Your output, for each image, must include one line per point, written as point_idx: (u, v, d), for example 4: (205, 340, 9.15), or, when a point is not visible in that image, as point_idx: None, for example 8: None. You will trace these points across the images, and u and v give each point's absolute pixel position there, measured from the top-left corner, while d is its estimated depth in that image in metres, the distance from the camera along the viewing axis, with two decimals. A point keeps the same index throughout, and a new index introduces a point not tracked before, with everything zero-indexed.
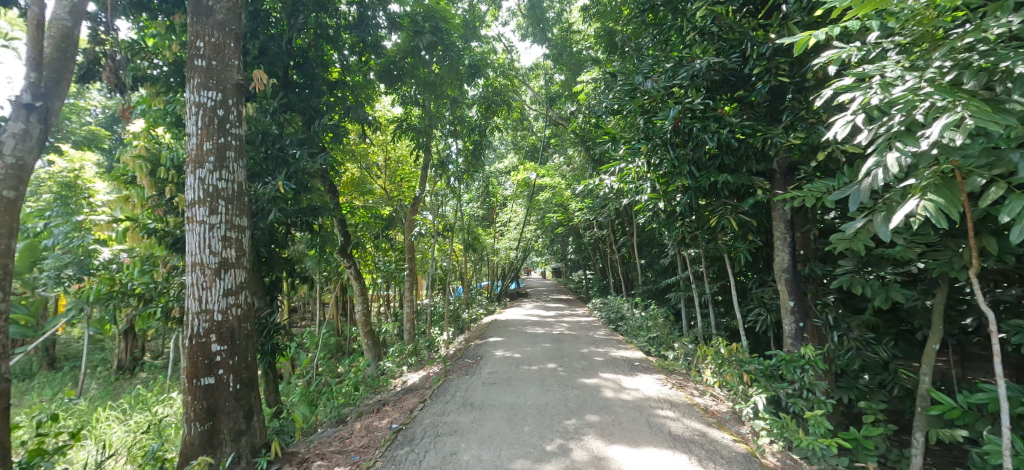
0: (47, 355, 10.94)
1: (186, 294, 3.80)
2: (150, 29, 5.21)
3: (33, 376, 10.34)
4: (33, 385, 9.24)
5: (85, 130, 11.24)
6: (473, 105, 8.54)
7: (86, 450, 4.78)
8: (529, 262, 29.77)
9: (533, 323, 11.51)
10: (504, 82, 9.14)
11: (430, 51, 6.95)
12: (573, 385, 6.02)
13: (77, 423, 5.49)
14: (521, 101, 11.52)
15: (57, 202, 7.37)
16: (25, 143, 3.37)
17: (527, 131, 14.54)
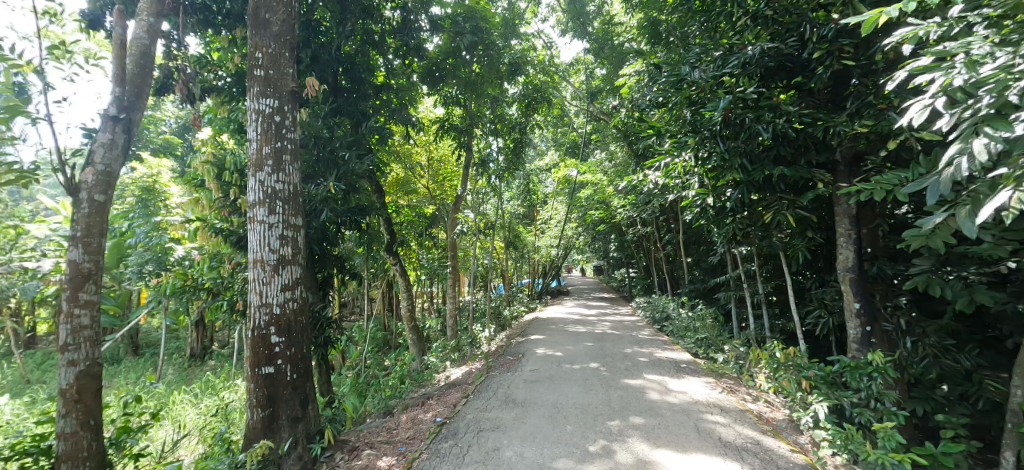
0: (132, 342, 12.14)
1: (249, 289, 4.09)
2: (215, 43, 5.62)
3: (120, 361, 11.53)
4: (121, 369, 10.29)
5: (161, 138, 12.35)
6: (513, 102, 8.54)
7: (164, 429, 5.28)
8: (570, 260, 29.49)
9: (575, 322, 11.39)
10: (544, 78, 9.08)
11: (471, 51, 7.07)
12: (616, 386, 5.91)
13: (156, 405, 6.07)
14: (562, 97, 11.43)
15: (139, 205, 8.16)
16: (112, 151, 3.72)
17: (569, 127, 14.41)
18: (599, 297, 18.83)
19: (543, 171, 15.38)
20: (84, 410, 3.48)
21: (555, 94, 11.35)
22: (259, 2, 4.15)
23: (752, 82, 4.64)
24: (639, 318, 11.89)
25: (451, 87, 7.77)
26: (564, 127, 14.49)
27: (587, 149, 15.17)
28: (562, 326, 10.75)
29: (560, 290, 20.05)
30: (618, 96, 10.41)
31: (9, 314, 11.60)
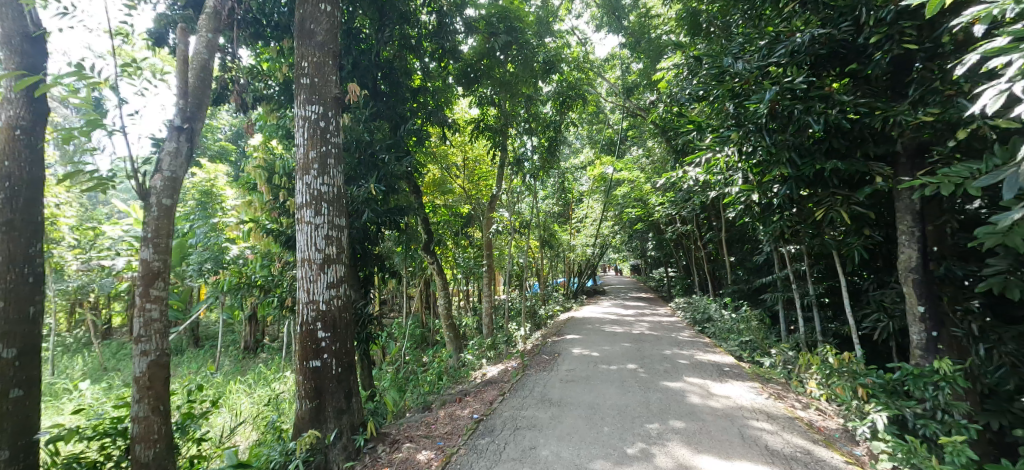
0: (193, 335, 13.06)
1: (298, 286, 4.31)
2: (265, 55, 5.97)
3: (184, 351, 12.47)
4: (183, 360, 11.10)
5: (218, 145, 13.25)
6: (548, 101, 8.50)
7: (222, 416, 5.68)
8: (607, 258, 29.01)
9: (612, 322, 11.17)
10: (580, 74, 8.97)
11: (505, 51, 7.16)
12: (655, 388, 5.77)
13: (216, 393, 6.55)
14: (596, 94, 11.28)
15: (199, 208, 8.79)
16: (176, 159, 3.98)
17: (605, 124, 14.19)
18: (637, 297, 18.41)
19: (577, 169, 15.20)
20: (155, 396, 3.75)
21: (589, 91, 11.19)
22: (304, 14, 4.35)
23: (801, 72, 4.40)
24: (678, 319, 11.53)
25: (486, 88, 7.83)
26: (600, 124, 14.28)
27: (624, 146, 14.84)
28: (598, 326, 10.56)
29: (595, 290, 19.76)
30: (655, 90, 10.13)
31: (89, 307, 12.77)
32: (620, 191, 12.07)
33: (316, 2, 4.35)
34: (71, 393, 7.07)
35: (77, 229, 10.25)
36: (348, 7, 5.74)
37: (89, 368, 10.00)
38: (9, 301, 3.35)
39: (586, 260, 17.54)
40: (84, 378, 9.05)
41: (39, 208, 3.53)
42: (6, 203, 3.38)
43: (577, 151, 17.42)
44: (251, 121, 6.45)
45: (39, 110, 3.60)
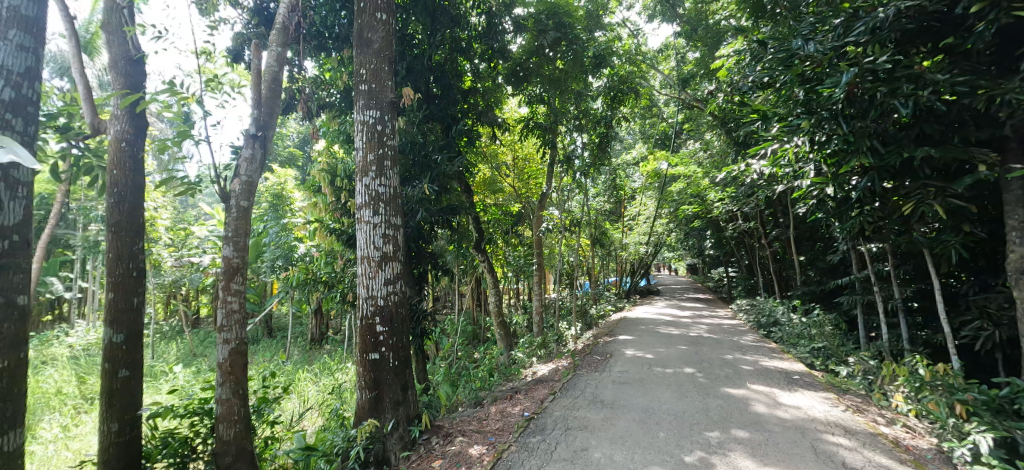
0: (267, 326, 14.22)
1: (358, 282, 4.54)
2: (328, 65, 6.36)
3: (259, 341, 13.61)
4: (259, 348, 12.12)
5: (287, 151, 14.32)
6: (598, 96, 8.36)
7: (291, 402, 6.14)
8: (661, 256, 27.99)
9: (667, 323, 10.74)
10: (632, 67, 8.69)
11: (555, 48, 7.10)
12: (716, 394, 5.47)
13: (287, 380, 7.10)
14: (649, 87, 10.89)
15: (272, 210, 9.55)
16: (251, 165, 4.29)
17: (659, 117, 13.68)
18: (694, 298, 17.59)
19: (629, 165, 14.77)
20: (235, 380, 4.05)
21: (642, 84, 10.84)
22: (362, 24, 4.57)
23: (884, 50, 3.96)
24: (740, 321, 10.88)
25: (535, 86, 7.84)
26: (654, 118, 13.77)
27: (681, 140, 14.22)
28: (653, 327, 10.17)
29: (649, 290, 19.12)
30: (714, 80, 9.58)
31: (181, 299, 14.27)
32: (675, 187, 11.54)
33: (373, 12, 4.56)
34: (167, 375, 7.94)
35: (172, 229, 11.47)
36: (403, 14, 5.99)
37: (181, 353, 11.20)
38: (118, 292, 3.81)
39: (639, 259, 17.00)
40: (178, 362, 10.14)
41: (141, 210, 3.99)
42: (115, 207, 3.85)
43: (629, 147, 16.92)
44: (316, 128, 6.90)
45: (140, 124, 4.04)
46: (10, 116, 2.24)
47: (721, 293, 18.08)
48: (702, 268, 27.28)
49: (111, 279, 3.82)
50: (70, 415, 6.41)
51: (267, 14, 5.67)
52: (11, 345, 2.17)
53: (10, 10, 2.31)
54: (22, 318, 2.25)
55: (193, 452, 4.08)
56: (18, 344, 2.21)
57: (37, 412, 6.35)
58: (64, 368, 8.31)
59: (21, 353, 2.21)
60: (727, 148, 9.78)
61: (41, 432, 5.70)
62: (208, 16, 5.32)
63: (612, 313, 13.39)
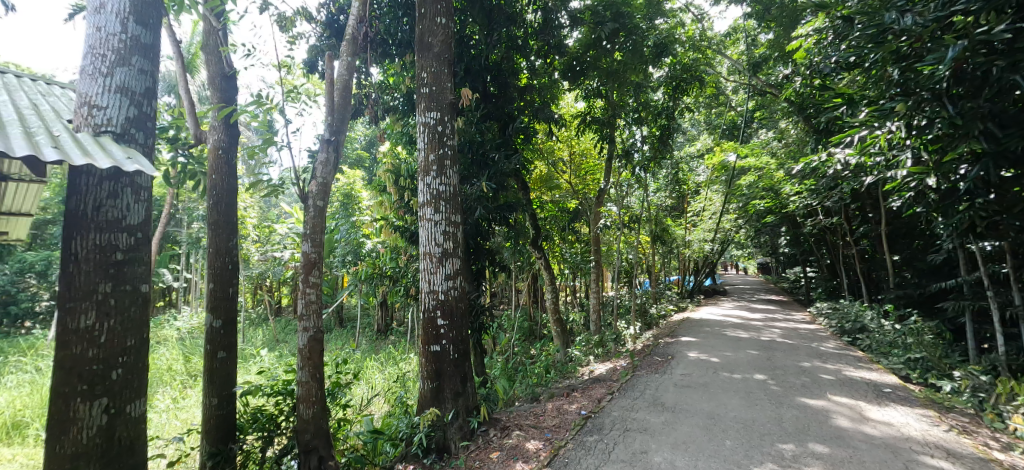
0: (339, 316, 15.30)
1: (421, 277, 4.74)
2: (392, 70, 6.71)
3: (332, 329, 14.71)
4: (332, 337, 13.08)
5: (357, 154, 15.33)
6: (659, 87, 8.15)
7: (360, 388, 6.59)
8: (728, 255, 26.41)
9: (735, 326, 10.06)
10: (696, 55, 8.29)
11: (612, 40, 6.97)
12: (791, 404, 5.05)
13: (356, 367, 7.62)
14: (715, 74, 10.33)
15: (343, 208, 10.27)
16: (326, 168, 4.48)
17: (727, 106, 12.93)
18: (765, 299, 16.35)
19: (694, 158, 14.06)
20: (313, 365, 4.24)
21: (707, 72, 10.31)
22: (423, 29, 4.75)
23: (1001, 18, 3.43)
24: (819, 326, 9.93)
25: (593, 80, 7.72)
26: (721, 107, 13.06)
27: (753, 130, 13.34)
28: (719, 329, 9.58)
29: (715, 290, 18.09)
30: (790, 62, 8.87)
31: (266, 290, 15.75)
32: (744, 181, 10.84)
33: (433, 17, 4.72)
34: (254, 357, 8.85)
35: (258, 227, 12.70)
36: (461, 16, 6.23)
37: (267, 338, 12.40)
38: (217, 282, 4.29)
39: (704, 258, 16.11)
40: (264, 346, 11.23)
41: (234, 210, 4.44)
42: (214, 207, 4.34)
43: (693, 139, 16.11)
44: (381, 130, 7.30)
45: (233, 133, 4.48)
46: (134, 131, 2.99)
47: (797, 295, 16.65)
48: (776, 268, 25.37)
49: (212, 271, 4.31)
50: (177, 389, 7.34)
51: (338, 26, 6.08)
52: (136, 327, 2.80)
53: (132, 39, 2.98)
54: (144, 303, 2.90)
55: (279, 427, 4.43)
56: (142, 324, 2.86)
57: (153, 385, 7.37)
58: (174, 347, 9.53)
59: (144, 332, 2.87)
60: (805, 137, 9.17)
61: (155, 403, 6.59)
62: (288, 32, 5.79)
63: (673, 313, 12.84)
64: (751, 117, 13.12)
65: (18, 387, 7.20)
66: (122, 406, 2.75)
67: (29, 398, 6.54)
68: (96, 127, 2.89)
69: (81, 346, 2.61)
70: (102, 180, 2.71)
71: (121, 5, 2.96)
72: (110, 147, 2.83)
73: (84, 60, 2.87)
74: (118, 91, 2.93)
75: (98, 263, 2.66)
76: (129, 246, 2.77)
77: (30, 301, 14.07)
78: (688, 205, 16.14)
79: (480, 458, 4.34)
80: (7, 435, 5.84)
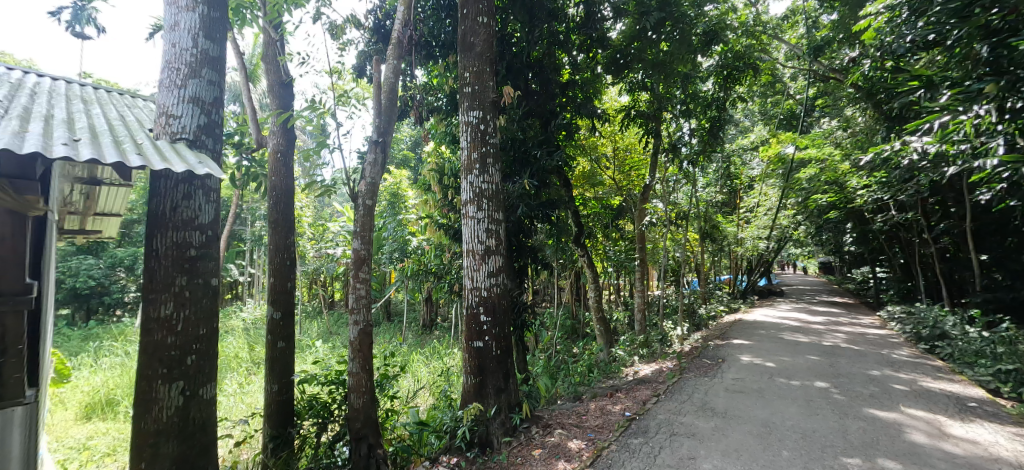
0: (387, 311, 15.91)
1: (464, 274, 4.82)
2: (435, 72, 6.88)
3: (381, 323, 15.34)
4: (381, 331, 13.63)
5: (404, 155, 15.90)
6: (708, 77, 7.93)
7: (407, 380, 6.85)
8: (786, 254, 24.87)
9: (794, 329, 9.43)
10: (749, 41, 7.88)
11: (658, 29, 6.72)
12: (857, 415, 4.67)
13: (403, 361, 7.91)
14: (770, 61, 9.78)
15: (390, 206, 10.69)
16: (375, 168, 4.59)
17: (784, 94, 12.20)
18: (827, 301, 15.25)
19: (746, 151, 13.37)
20: (363, 357, 4.38)
21: (761, 59, 9.77)
22: (466, 29, 4.81)
23: None
24: (890, 331, 9.11)
25: (638, 72, 7.52)
26: (778, 95, 12.32)
27: (813, 120, 12.49)
28: (775, 332, 9.01)
29: (770, 290, 17.08)
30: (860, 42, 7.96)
31: (321, 285, 16.66)
32: (803, 174, 10.11)
33: (475, 16, 4.77)
34: (310, 348, 9.40)
35: (314, 225, 13.44)
36: (502, 14, 6.25)
37: (322, 330, 13.12)
38: (277, 276, 4.59)
39: (758, 257, 15.25)
40: (320, 338, 11.90)
41: (292, 209, 4.73)
42: (274, 207, 4.64)
43: (745, 131, 15.28)
44: (425, 131, 7.50)
45: (290, 137, 4.76)
46: (205, 137, 3.27)
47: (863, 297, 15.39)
48: (839, 267, 23.67)
49: (273, 266, 4.63)
50: (243, 375, 7.94)
51: (384, 31, 6.31)
52: (207, 317, 3.06)
53: (202, 52, 3.25)
54: (215, 295, 3.15)
55: (332, 414, 4.62)
56: (212, 315, 3.11)
57: (222, 371, 8.03)
58: (240, 337, 10.32)
59: (214, 323, 3.12)
60: (875, 125, 8.63)
61: (223, 388, 7.16)
62: (338, 40, 6.08)
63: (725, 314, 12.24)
64: (811, 105, 12.27)
65: (110, 369, 8.07)
66: (196, 389, 3.01)
67: (120, 378, 7.32)
68: (172, 134, 3.19)
69: (161, 333, 2.89)
70: (177, 182, 2.98)
71: (192, 22, 3.23)
72: (185, 153, 3.11)
73: (162, 75, 3.16)
74: (190, 101, 3.22)
75: (175, 259, 2.93)
76: (201, 243, 3.04)
77: (120, 292, 15.71)
78: (741, 200, 15.35)
79: (522, 455, 4.37)
80: (102, 411, 6.57)
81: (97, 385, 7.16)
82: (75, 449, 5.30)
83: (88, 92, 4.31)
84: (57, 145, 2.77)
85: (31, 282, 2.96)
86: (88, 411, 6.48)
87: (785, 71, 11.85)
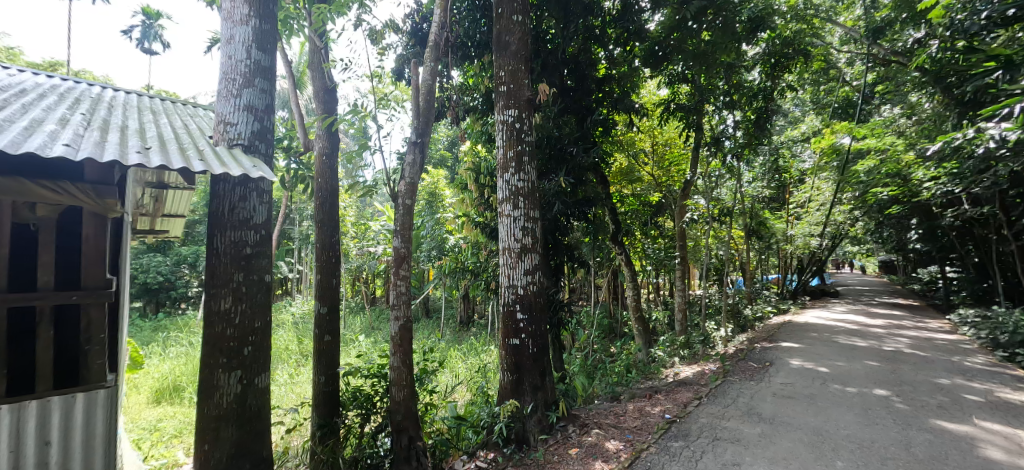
0: (426, 307, 16.29)
1: (501, 272, 4.85)
2: (471, 72, 6.96)
3: (422, 319, 15.76)
4: (420, 327, 14.01)
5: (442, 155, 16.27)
6: (754, 67, 7.61)
7: (445, 375, 7.03)
8: (843, 252, 23.33)
9: (851, 332, 8.83)
10: (799, 26, 7.47)
11: (700, 18, 6.48)
12: (922, 426, 4.31)
13: (441, 356, 8.11)
14: (823, 46, 9.21)
15: (428, 205, 10.97)
16: (413, 168, 4.63)
17: (839, 81, 11.46)
18: (890, 303, 14.12)
19: (796, 142, 12.64)
20: (404, 351, 4.40)
21: (813, 44, 9.21)
22: (500, 28, 4.83)
23: None
24: (962, 337, 8.33)
25: (677, 64, 7.32)
26: (832, 82, 11.58)
27: (873, 107, 11.58)
28: (829, 336, 8.45)
29: (824, 290, 16.05)
30: (924, 22, 7.95)
31: (365, 282, 17.33)
32: (861, 166, 9.43)
33: (510, 15, 4.78)
34: (354, 342, 9.82)
35: (357, 224, 14.00)
36: (537, 11, 6.24)
37: (365, 325, 13.65)
38: (323, 273, 4.80)
39: (811, 255, 14.39)
40: (363, 332, 12.39)
41: (336, 209, 4.94)
42: (320, 207, 4.87)
43: (797, 121, 14.39)
44: (462, 131, 7.61)
45: (334, 141, 4.95)
46: (258, 143, 3.49)
47: (930, 298, 14.19)
48: (902, 266, 22.01)
49: (320, 264, 4.85)
50: (293, 366, 8.42)
51: (421, 34, 6.47)
52: (261, 311, 3.26)
53: (255, 63, 3.46)
54: (268, 291, 3.35)
55: (375, 406, 4.76)
56: (266, 309, 3.31)
57: (274, 362, 8.54)
58: (290, 330, 10.93)
59: (268, 316, 3.32)
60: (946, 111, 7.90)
61: (275, 378, 7.62)
62: (378, 45, 6.27)
63: (773, 315, 11.62)
64: (871, 91, 11.42)
65: (177, 358, 8.78)
66: (252, 378, 3.22)
67: (185, 367, 7.96)
68: (229, 141, 3.43)
69: (221, 325, 3.11)
70: (234, 186, 3.19)
71: (246, 35, 3.44)
72: (240, 157, 3.33)
73: (220, 85, 3.40)
74: (245, 110, 3.44)
75: (233, 256, 3.15)
76: (255, 242, 3.25)
77: (184, 287, 17.01)
78: (792, 194, 14.53)
79: (558, 453, 4.35)
80: (169, 396, 7.17)
81: (166, 372, 7.83)
82: (148, 431, 5.84)
83: (157, 104, 4.69)
84: (131, 153, 3.04)
85: (111, 278, 3.27)
86: (158, 396, 7.10)
87: (840, 56, 11.13)
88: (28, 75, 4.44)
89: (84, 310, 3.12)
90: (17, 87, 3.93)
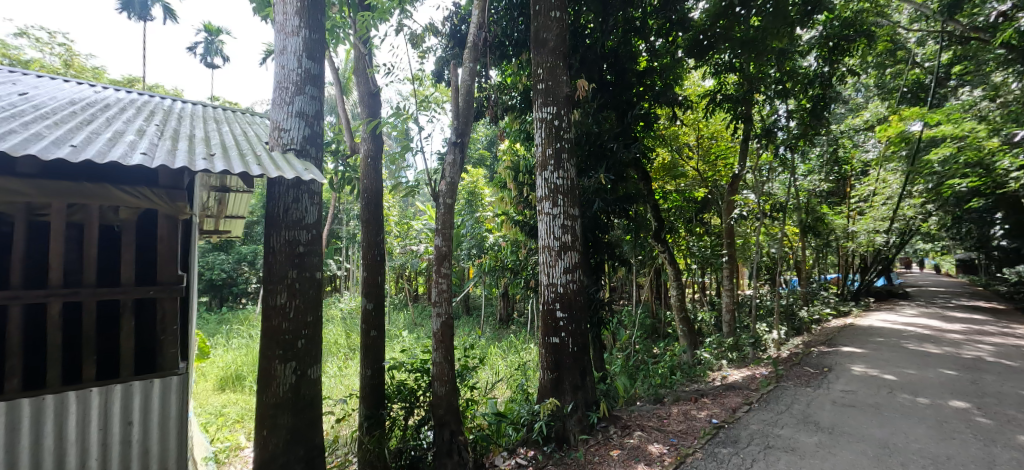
0: (466, 305, 16.59)
1: (540, 270, 4.83)
2: (508, 70, 6.97)
3: (464, 316, 16.06)
4: (462, 324, 14.28)
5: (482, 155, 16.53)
6: (809, 52, 7.18)
7: (485, 371, 7.15)
8: (916, 252, 21.38)
9: (924, 336, 8.10)
10: (859, 6, 7.01)
11: (748, 4, 6.20)
12: (1008, 443, 3.88)
13: (481, 352, 8.25)
14: (888, 26, 8.51)
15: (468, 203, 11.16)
16: (454, 168, 4.65)
17: (908, 63, 10.57)
18: (969, 306, 12.84)
19: (859, 131, 11.77)
20: (445, 348, 4.45)
21: (878, 24, 8.55)
22: (538, 25, 4.80)
23: None
24: None
25: (724, 54, 7.08)
26: (900, 65, 10.66)
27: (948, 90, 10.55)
28: (897, 340, 7.82)
29: (891, 291, 14.81)
30: None
31: (409, 279, 17.89)
32: (935, 155, 8.66)
33: (547, 12, 4.75)
34: (398, 338, 10.19)
35: (401, 224, 14.48)
36: (575, 7, 6.19)
37: (408, 321, 14.09)
38: (369, 270, 4.98)
39: (876, 254, 13.33)
40: (407, 328, 12.83)
41: (381, 209, 5.11)
42: (366, 208, 5.04)
43: (858, 109, 13.35)
44: (500, 130, 7.66)
45: (377, 142, 5.11)
46: (309, 147, 3.68)
47: (1016, 302, 12.77)
48: (984, 265, 19.92)
49: (365, 261, 5.03)
50: (341, 359, 8.86)
51: (459, 35, 6.58)
52: (312, 307, 3.43)
53: (305, 72, 3.64)
54: (319, 287, 3.52)
55: (418, 400, 4.84)
56: (317, 304, 3.48)
57: (325, 355, 9.04)
58: (339, 325, 11.48)
59: (319, 312, 3.50)
60: None
61: (325, 370, 8.06)
62: (419, 48, 6.41)
63: (833, 318, 10.88)
64: (946, 73, 10.46)
65: (238, 349, 9.48)
66: (306, 369, 3.41)
67: (245, 357, 8.58)
68: (283, 146, 3.64)
69: (277, 319, 3.31)
70: (289, 189, 3.38)
71: (296, 45, 3.62)
72: (293, 161, 3.52)
73: (275, 94, 3.60)
74: (297, 116, 3.65)
75: (287, 255, 3.35)
76: (308, 240, 3.43)
77: (244, 283, 18.30)
78: (854, 188, 13.51)
79: (599, 454, 4.29)
80: (232, 384, 7.75)
81: (229, 362, 8.47)
82: (213, 415, 6.34)
83: (218, 114, 5.05)
84: (198, 159, 3.29)
85: (182, 274, 3.56)
86: (222, 383, 7.70)
87: (909, 35, 10.24)
88: (109, 91, 4.91)
89: (160, 303, 3.44)
90: (100, 102, 4.37)
